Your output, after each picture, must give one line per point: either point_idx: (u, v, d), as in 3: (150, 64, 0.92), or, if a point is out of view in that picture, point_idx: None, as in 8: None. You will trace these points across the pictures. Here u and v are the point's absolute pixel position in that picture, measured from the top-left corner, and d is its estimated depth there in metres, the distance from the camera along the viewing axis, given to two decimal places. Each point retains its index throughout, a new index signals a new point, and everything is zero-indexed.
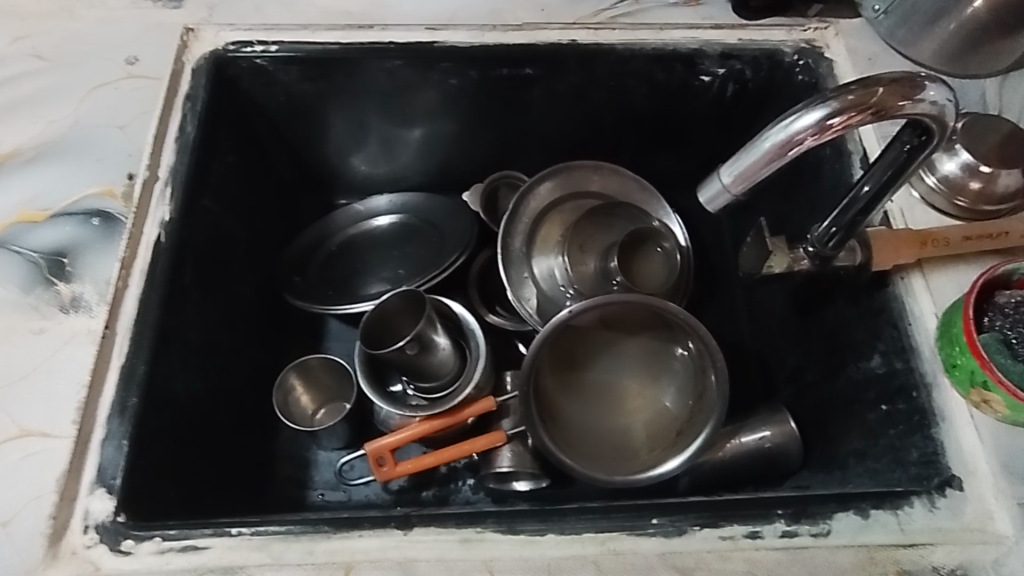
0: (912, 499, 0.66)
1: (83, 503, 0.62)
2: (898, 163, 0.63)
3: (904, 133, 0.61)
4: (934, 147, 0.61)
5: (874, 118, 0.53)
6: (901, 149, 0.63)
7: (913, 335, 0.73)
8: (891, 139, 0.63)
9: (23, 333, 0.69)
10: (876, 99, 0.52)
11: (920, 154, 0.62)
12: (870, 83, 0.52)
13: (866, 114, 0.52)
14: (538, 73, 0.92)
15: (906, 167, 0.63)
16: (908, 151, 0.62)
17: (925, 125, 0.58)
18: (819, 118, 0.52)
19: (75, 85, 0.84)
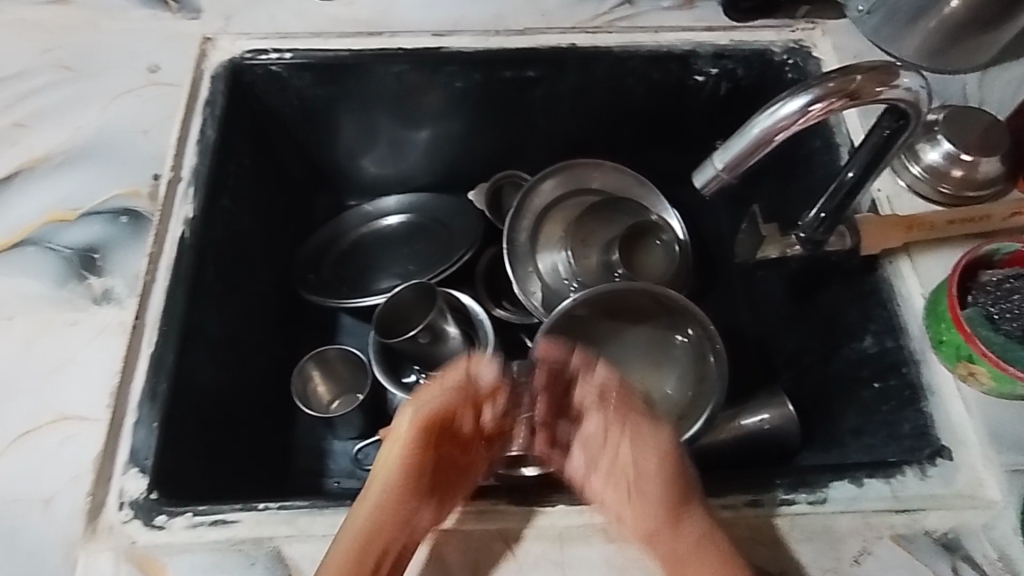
0: (905, 468, 0.69)
1: (118, 482, 0.66)
2: (878, 149, 0.68)
3: (883, 120, 0.66)
4: (911, 129, 0.65)
5: (854, 104, 0.57)
6: (881, 135, 0.67)
7: (903, 315, 0.77)
8: (871, 127, 0.68)
9: (58, 325, 0.73)
10: (855, 86, 0.56)
11: (897, 139, 0.66)
12: (849, 71, 0.57)
13: (846, 100, 0.57)
14: (540, 75, 0.96)
15: (886, 150, 0.68)
16: (888, 136, 0.66)
17: (901, 111, 0.62)
18: (803, 104, 0.56)
19: (101, 92, 0.89)
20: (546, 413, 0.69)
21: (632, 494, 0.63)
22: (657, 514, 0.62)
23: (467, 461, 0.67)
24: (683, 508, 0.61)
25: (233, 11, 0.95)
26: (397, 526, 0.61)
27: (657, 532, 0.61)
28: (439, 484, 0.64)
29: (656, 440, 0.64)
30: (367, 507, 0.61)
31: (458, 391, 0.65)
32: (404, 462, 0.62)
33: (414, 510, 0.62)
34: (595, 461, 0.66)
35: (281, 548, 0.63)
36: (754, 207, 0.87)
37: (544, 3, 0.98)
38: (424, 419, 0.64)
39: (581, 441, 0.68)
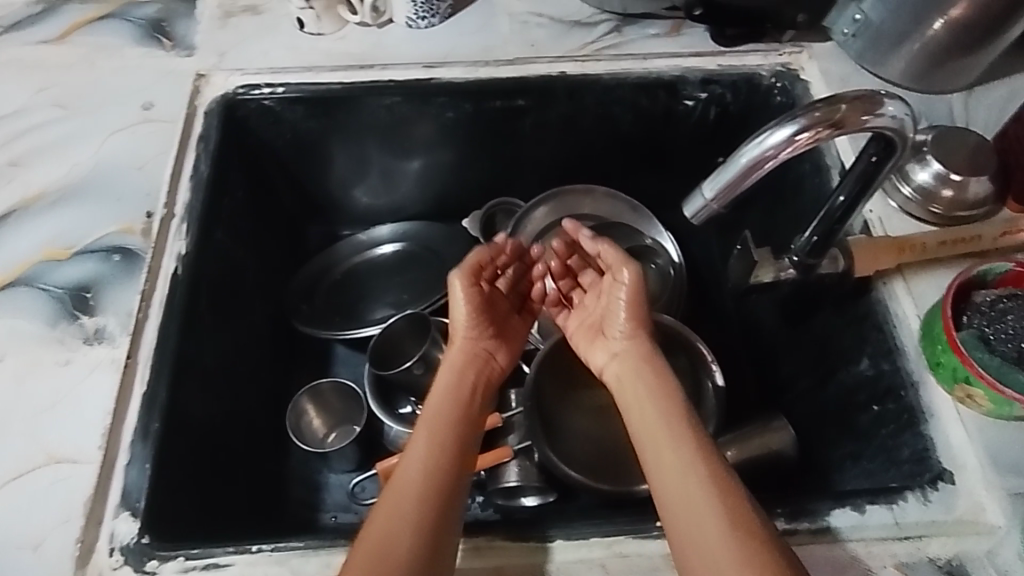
0: (905, 494, 0.68)
1: (109, 525, 0.65)
2: (867, 174, 0.68)
3: (870, 146, 0.66)
4: (899, 156, 0.65)
5: (840, 133, 0.57)
6: (868, 161, 0.67)
7: (898, 338, 0.77)
8: (859, 152, 0.68)
9: (50, 365, 0.73)
10: (841, 115, 0.57)
11: (886, 164, 0.66)
12: (834, 100, 0.57)
13: (833, 129, 0.57)
14: (530, 104, 0.97)
15: (875, 176, 0.68)
16: (876, 162, 0.67)
17: (888, 138, 0.62)
18: (789, 134, 0.56)
19: (94, 130, 0.90)
20: (559, 271, 0.84)
21: (603, 335, 0.80)
22: (648, 365, 0.75)
23: (514, 320, 0.84)
24: (655, 360, 0.75)
25: (226, 47, 0.96)
26: (456, 413, 0.73)
27: (662, 466, 0.65)
28: (502, 330, 0.83)
29: (629, 275, 0.77)
30: (455, 354, 0.78)
31: (491, 267, 0.81)
32: (467, 317, 0.79)
33: (489, 350, 0.80)
34: (582, 324, 0.83)
35: None
36: (746, 232, 0.88)
37: (533, 33, 0.99)
38: (478, 284, 0.80)
39: (587, 302, 0.83)
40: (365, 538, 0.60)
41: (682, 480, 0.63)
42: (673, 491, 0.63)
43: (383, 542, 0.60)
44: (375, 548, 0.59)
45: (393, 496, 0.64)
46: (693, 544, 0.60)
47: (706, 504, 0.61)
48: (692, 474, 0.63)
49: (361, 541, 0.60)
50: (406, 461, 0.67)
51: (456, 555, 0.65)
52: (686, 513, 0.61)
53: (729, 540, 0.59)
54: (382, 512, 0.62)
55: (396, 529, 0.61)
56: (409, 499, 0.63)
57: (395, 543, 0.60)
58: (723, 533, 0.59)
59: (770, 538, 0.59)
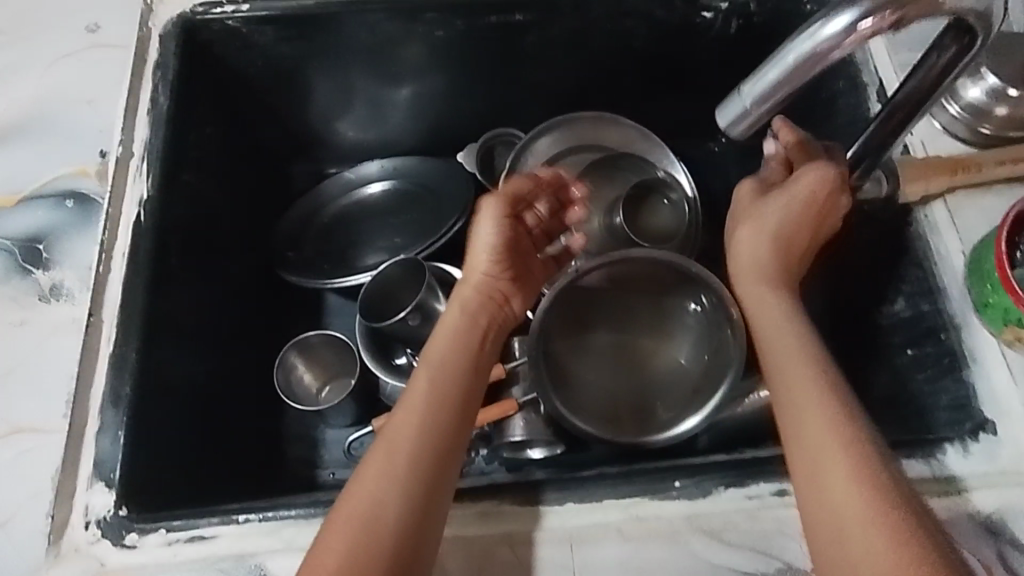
0: (946, 447, 0.63)
1: (83, 498, 0.59)
2: (932, 76, 0.57)
3: (944, 41, 0.54)
4: (978, 51, 0.54)
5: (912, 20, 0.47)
6: (939, 61, 0.56)
7: (940, 275, 0.69)
8: (924, 55, 0.57)
9: (4, 326, 0.67)
10: None
11: (963, 59, 0.55)
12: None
13: (906, 13, 0.46)
14: (530, 19, 0.87)
15: (944, 79, 0.57)
16: (948, 60, 0.55)
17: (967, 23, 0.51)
18: (848, 23, 0.47)
19: (36, 59, 0.80)
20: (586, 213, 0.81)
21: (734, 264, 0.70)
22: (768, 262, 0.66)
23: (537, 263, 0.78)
24: (787, 256, 0.67)
25: None
26: (468, 357, 0.66)
27: (805, 420, 0.53)
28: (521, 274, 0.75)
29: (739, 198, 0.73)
30: (467, 292, 0.72)
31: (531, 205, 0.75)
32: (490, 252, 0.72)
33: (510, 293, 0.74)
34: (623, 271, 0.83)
35: (265, 565, 0.57)
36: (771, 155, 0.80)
37: None
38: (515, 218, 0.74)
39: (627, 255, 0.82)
40: (354, 493, 0.55)
41: (789, 408, 0.54)
42: (814, 439, 0.52)
43: (376, 499, 0.54)
44: (365, 504, 0.54)
45: (390, 447, 0.57)
46: (801, 483, 0.52)
47: (811, 441, 0.52)
48: (799, 401, 0.54)
49: (350, 494, 0.55)
50: (406, 407, 0.60)
51: (463, 524, 0.60)
52: (793, 447, 0.53)
53: (846, 482, 0.49)
54: (377, 463, 0.56)
55: (390, 486, 0.55)
56: (407, 452, 0.57)
57: (388, 501, 0.54)
58: (839, 474, 0.50)
59: (894, 488, 0.49)
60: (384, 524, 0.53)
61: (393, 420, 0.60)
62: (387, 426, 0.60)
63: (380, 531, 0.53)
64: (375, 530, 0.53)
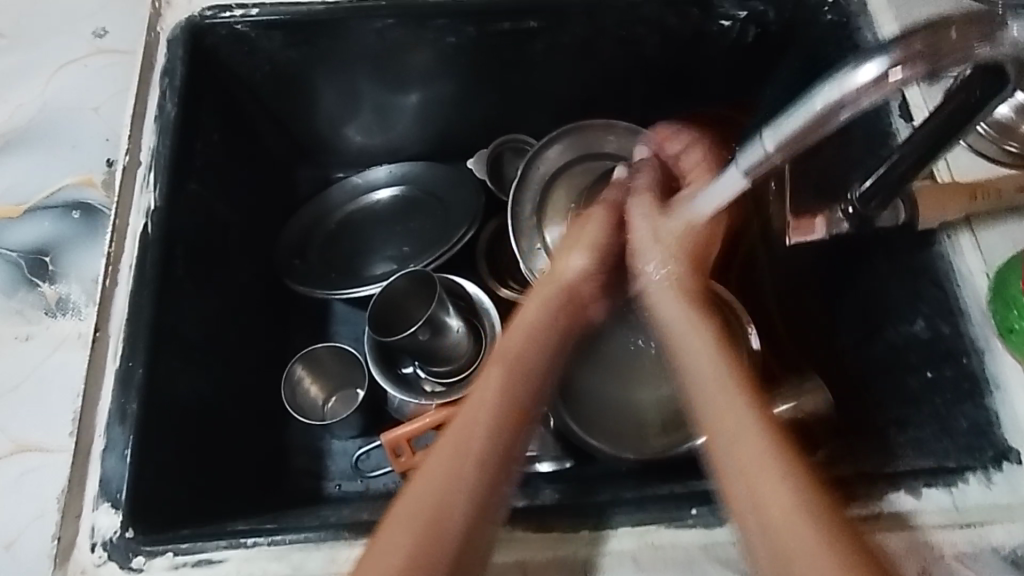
0: (967, 476, 0.61)
1: (89, 519, 0.59)
2: (958, 115, 0.54)
3: (975, 83, 0.51)
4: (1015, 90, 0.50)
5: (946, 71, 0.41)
6: (972, 97, 0.52)
7: (963, 297, 0.68)
8: (953, 88, 0.54)
9: (8, 341, 0.66)
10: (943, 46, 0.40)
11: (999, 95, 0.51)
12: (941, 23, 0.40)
13: (942, 61, 0.41)
14: (543, 25, 0.85)
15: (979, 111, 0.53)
16: (979, 96, 0.52)
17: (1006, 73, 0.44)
18: (875, 76, 0.41)
19: (41, 65, 0.79)
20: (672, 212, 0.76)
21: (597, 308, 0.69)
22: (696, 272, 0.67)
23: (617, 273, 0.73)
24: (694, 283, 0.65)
25: None
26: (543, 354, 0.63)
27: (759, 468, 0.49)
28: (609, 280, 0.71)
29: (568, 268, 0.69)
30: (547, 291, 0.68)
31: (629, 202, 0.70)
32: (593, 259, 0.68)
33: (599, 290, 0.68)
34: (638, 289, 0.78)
35: None
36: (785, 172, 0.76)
37: None
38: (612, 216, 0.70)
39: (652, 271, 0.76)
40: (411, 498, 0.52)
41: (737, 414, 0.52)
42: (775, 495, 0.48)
43: (437, 505, 0.51)
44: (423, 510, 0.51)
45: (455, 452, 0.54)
46: (749, 510, 0.48)
47: (755, 449, 0.50)
48: (744, 425, 0.51)
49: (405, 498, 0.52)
50: (474, 410, 0.57)
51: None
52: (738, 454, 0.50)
53: (791, 508, 0.47)
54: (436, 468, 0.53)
55: (454, 493, 0.52)
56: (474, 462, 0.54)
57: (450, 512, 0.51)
58: (784, 501, 0.47)
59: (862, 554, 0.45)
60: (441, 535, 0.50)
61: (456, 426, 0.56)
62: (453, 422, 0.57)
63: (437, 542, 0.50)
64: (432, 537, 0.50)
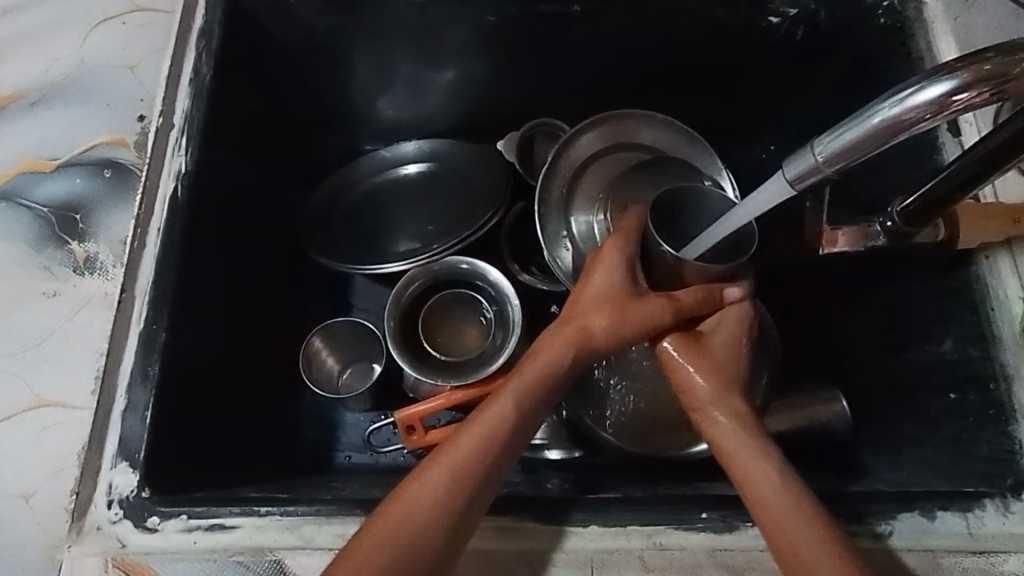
0: (984, 502, 0.60)
1: (106, 477, 0.60)
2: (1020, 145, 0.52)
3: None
4: None
5: (1006, 97, 0.42)
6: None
7: (994, 322, 0.66)
8: (1003, 121, 0.53)
9: (36, 296, 0.67)
10: (1017, 71, 0.41)
11: None
12: (1011, 49, 0.41)
13: (1004, 88, 0.42)
14: (587, 10, 0.83)
15: None
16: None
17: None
18: (941, 96, 0.42)
19: (79, 19, 0.79)
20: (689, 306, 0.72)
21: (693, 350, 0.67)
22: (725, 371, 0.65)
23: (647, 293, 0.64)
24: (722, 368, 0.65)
25: None
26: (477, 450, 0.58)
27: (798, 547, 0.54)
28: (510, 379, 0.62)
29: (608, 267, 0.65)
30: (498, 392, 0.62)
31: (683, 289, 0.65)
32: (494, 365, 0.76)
33: (701, 407, 0.64)
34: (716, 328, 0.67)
35: (283, 560, 0.56)
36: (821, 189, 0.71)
37: None
38: (682, 338, 0.67)
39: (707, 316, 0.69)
40: (419, 486, 0.56)
41: (754, 468, 0.59)
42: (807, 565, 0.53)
43: (449, 489, 0.56)
44: (427, 514, 0.55)
45: (482, 438, 0.59)
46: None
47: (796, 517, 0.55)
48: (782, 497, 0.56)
49: (421, 480, 0.56)
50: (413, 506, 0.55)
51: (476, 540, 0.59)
52: (776, 526, 0.55)
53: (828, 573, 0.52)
54: (474, 434, 0.59)
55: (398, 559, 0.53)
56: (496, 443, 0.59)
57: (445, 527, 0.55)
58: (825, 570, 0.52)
59: None
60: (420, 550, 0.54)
61: (492, 412, 0.60)
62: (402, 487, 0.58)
63: (427, 547, 0.54)
64: (394, 546, 0.53)
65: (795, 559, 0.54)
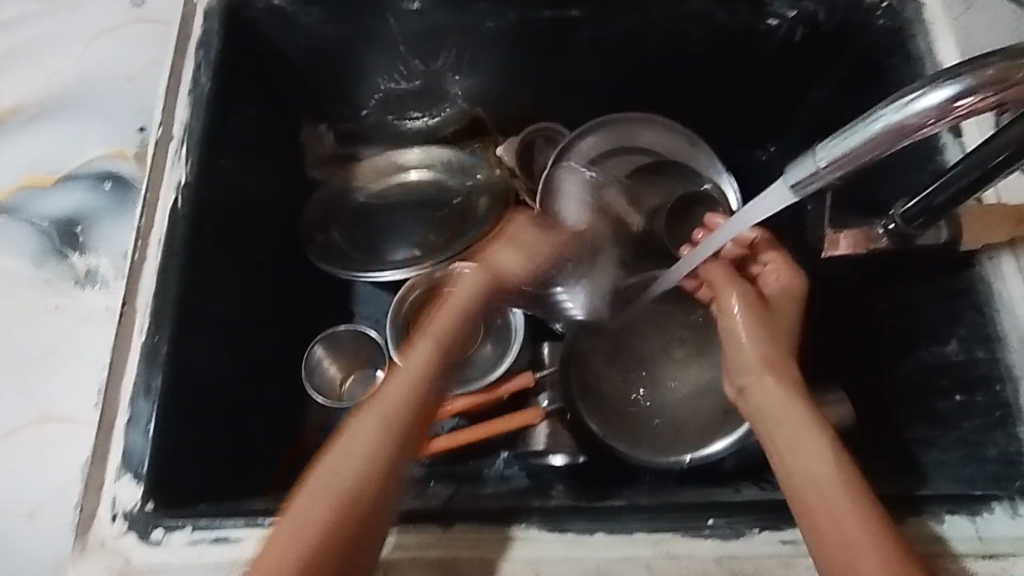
0: (992, 504, 0.60)
1: (111, 490, 0.59)
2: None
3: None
4: None
5: (1012, 101, 0.42)
6: None
7: (1000, 323, 0.65)
8: (1010, 121, 0.53)
9: (38, 310, 0.67)
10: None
11: None
12: (1015, 54, 0.41)
13: (1009, 93, 0.41)
14: (586, 15, 0.83)
15: None
16: None
17: None
18: (943, 102, 0.42)
19: (78, 32, 0.79)
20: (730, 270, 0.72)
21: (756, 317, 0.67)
22: (778, 343, 0.65)
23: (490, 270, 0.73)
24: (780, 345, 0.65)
25: None
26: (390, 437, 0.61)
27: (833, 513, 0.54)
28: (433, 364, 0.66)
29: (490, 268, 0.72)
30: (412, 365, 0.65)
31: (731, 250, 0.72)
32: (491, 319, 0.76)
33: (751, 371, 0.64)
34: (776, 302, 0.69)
35: None
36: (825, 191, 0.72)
37: None
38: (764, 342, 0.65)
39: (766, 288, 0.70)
40: (350, 438, 0.60)
41: (803, 437, 0.59)
42: (835, 535, 0.53)
43: (383, 431, 0.61)
44: (298, 520, 0.56)
45: (407, 384, 0.64)
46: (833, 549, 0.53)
47: (829, 485, 0.56)
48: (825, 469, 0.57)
49: (352, 432, 0.61)
50: (314, 497, 0.57)
51: (463, 547, 0.59)
52: (815, 495, 0.56)
53: (860, 544, 0.53)
54: (399, 381, 0.64)
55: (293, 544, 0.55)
56: (423, 385, 0.64)
57: (376, 468, 0.59)
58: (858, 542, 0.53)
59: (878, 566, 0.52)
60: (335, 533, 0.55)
61: (402, 379, 0.64)
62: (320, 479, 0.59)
63: (372, 491, 0.58)
64: (333, 488, 0.57)
65: (825, 530, 0.54)
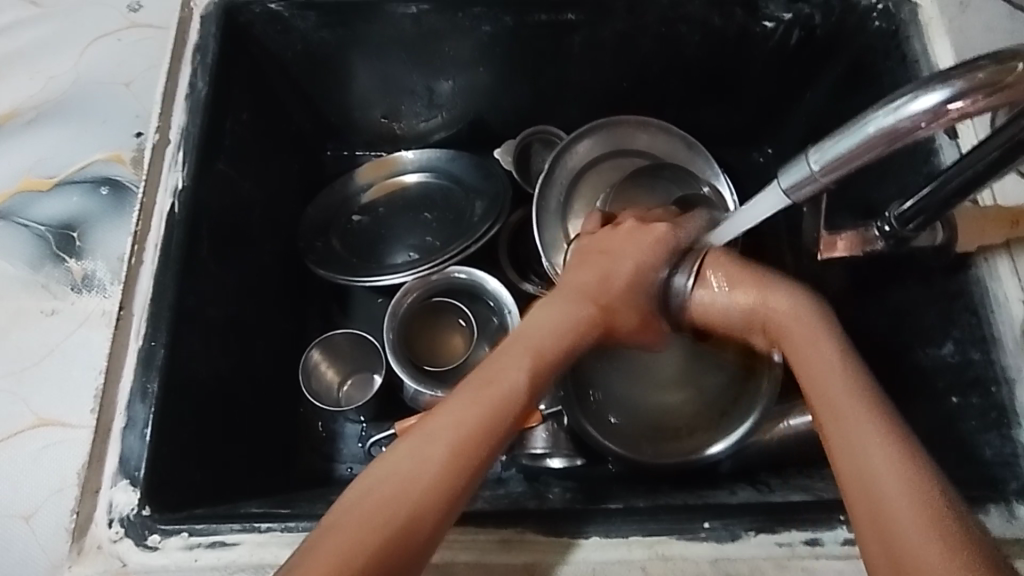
0: (988, 506, 0.60)
1: (106, 495, 0.59)
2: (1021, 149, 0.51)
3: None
4: None
5: (1005, 104, 0.42)
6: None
7: (995, 324, 0.65)
8: (1001, 124, 0.52)
9: (34, 315, 0.67)
10: (1014, 78, 0.41)
11: None
12: (1006, 58, 0.41)
13: (1001, 96, 0.41)
14: (582, 18, 0.83)
15: None
16: None
17: None
18: (936, 104, 0.42)
19: (75, 37, 0.79)
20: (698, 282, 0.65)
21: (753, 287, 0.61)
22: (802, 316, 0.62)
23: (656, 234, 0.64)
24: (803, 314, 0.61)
25: None
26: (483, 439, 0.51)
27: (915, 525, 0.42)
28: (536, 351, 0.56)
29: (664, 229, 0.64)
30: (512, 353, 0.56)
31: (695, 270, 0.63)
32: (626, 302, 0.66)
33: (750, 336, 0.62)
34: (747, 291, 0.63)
35: None
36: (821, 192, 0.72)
37: None
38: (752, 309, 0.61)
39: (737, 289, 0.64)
40: (414, 448, 0.49)
41: (867, 431, 0.47)
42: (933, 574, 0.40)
43: (454, 458, 0.49)
44: (358, 514, 0.46)
45: (492, 401, 0.52)
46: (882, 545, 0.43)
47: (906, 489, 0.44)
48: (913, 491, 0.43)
49: (420, 442, 0.50)
50: (381, 493, 0.47)
51: (457, 550, 0.59)
52: (884, 502, 0.44)
53: None
54: (482, 396, 0.52)
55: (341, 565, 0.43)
56: (509, 410, 0.53)
57: (440, 497, 0.48)
58: None
59: None
60: (396, 543, 0.45)
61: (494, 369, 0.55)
62: (381, 465, 0.49)
63: (443, 498, 0.48)
64: (380, 519, 0.46)
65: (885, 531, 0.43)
